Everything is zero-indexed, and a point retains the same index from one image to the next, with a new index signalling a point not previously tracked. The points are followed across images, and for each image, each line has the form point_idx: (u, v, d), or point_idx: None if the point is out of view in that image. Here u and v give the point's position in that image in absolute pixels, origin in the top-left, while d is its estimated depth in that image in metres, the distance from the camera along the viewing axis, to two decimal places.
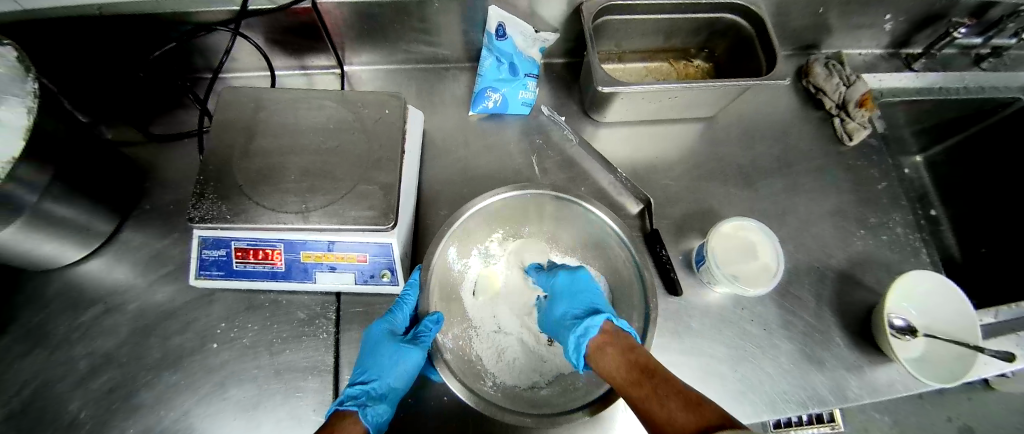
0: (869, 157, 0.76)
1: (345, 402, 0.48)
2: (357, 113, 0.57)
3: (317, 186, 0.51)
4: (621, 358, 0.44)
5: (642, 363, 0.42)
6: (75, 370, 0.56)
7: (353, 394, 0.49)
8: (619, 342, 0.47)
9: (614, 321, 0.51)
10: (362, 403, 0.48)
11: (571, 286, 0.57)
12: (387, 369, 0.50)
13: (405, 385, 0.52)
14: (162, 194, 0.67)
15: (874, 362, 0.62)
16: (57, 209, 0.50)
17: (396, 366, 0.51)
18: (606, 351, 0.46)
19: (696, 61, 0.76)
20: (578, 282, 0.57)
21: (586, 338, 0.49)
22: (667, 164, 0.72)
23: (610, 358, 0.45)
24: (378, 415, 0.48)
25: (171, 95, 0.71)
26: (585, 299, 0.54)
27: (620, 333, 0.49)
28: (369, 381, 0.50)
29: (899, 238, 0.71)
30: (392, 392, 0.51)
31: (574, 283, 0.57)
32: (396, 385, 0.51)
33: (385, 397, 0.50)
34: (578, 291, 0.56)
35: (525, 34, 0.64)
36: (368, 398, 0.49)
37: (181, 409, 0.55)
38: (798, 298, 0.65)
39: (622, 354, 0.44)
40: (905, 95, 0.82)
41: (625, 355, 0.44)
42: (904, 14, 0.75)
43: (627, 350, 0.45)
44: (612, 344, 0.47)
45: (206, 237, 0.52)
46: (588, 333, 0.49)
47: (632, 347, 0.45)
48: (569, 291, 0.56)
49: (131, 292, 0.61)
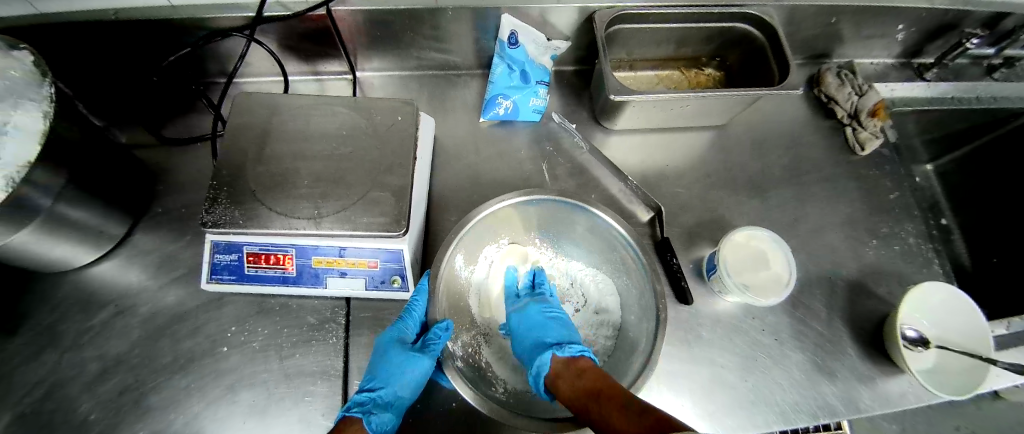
0: (880, 166, 0.76)
1: (352, 408, 0.48)
2: (370, 119, 0.57)
3: (330, 192, 0.51)
4: (571, 384, 0.45)
5: (589, 385, 0.43)
6: (85, 373, 0.56)
7: (360, 400, 0.49)
8: (570, 369, 0.48)
9: (561, 351, 0.50)
10: (367, 410, 0.48)
11: (526, 324, 0.57)
12: (394, 378, 0.50)
13: (412, 394, 0.51)
14: (173, 197, 0.67)
15: (886, 373, 0.61)
16: (71, 212, 0.50)
17: (404, 375, 0.50)
18: (559, 379, 0.47)
19: (707, 70, 0.76)
20: (529, 317, 0.57)
21: (541, 377, 0.50)
22: (678, 171, 0.72)
23: (563, 386, 0.45)
24: (382, 423, 0.48)
25: (184, 100, 0.71)
26: (535, 335, 0.54)
27: (569, 362, 0.49)
28: (376, 388, 0.50)
29: (911, 249, 0.70)
30: (398, 400, 0.51)
31: (526, 319, 0.57)
32: (404, 394, 0.50)
33: (392, 405, 0.50)
34: (530, 327, 0.56)
35: (537, 42, 0.65)
36: (374, 406, 0.49)
37: (190, 413, 0.55)
38: (809, 308, 0.64)
39: (571, 381, 0.45)
40: (916, 104, 0.81)
41: (574, 381, 0.45)
42: (917, 24, 0.75)
43: (575, 376, 0.46)
44: (563, 373, 0.48)
45: (219, 242, 0.52)
46: (541, 371, 0.50)
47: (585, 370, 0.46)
48: (524, 328, 0.56)
49: (142, 295, 0.61)
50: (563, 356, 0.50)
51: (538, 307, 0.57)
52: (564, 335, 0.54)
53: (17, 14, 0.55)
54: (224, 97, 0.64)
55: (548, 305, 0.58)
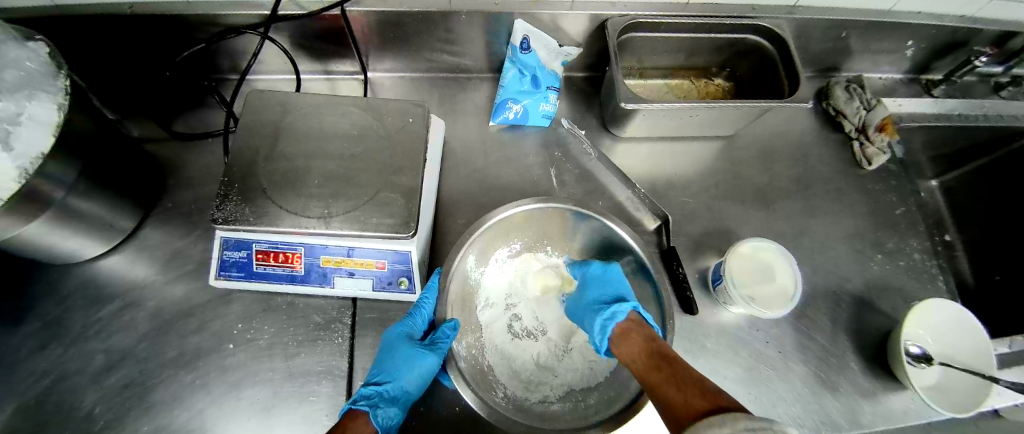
0: (887, 181, 0.76)
1: (358, 402, 0.48)
2: (381, 120, 0.57)
3: (340, 192, 0.51)
4: (643, 344, 0.47)
5: (661, 350, 0.45)
6: (91, 365, 0.56)
7: (366, 393, 0.49)
8: (645, 329, 0.50)
9: (639, 312, 0.53)
10: (374, 404, 0.48)
11: (603, 277, 0.59)
12: (402, 371, 0.50)
13: (419, 390, 0.52)
14: (182, 192, 0.67)
15: (889, 389, 0.61)
16: (83, 205, 0.50)
17: (410, 370, 0.50)
18: (632, 335, 0.50)
19: (716, 80, 0.76)
20: (612, 271, 0.59)
21: (612, 323, 0.52)
22: (686, 181, 0.72)
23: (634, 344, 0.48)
24: (389, 418, 0.48)
25: (195, 95, 0.72)
26: (614, 289, 0.57)
27: (644, 324, 0.52)
28: (383, 382, 0.50)
29: (916, 264, 0.71)
30: (405, 395, 0.51)
31: (606, 273, 0.59)
32: (410, 388, 0.51)
33: (398, 400, 0.50)
34: (609, 279, 0.58)
35: (547, 47, 0.66)
36: (380, 400, 0.49)
37: (194, 409, 0.55)
38: (814, 321, 0.64)
39: (644, 341, 0.48)
40: (923, 120, 0.81)
41: (649, 340, 0.47)
42: (926, 40, 0.75)
43: (649, 337, 0.48)
44: (636, 331, 0.50)
45: (228, 239, 0.52)
46: (614, 318, 0.52)
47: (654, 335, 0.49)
48: (600, 279, 0.58)
49: (149, 289, 0.61)
50: (641, 316, 0.53)
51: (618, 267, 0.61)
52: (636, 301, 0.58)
53: (37, 7, 0.56)
54: (237, 94, 0.65)
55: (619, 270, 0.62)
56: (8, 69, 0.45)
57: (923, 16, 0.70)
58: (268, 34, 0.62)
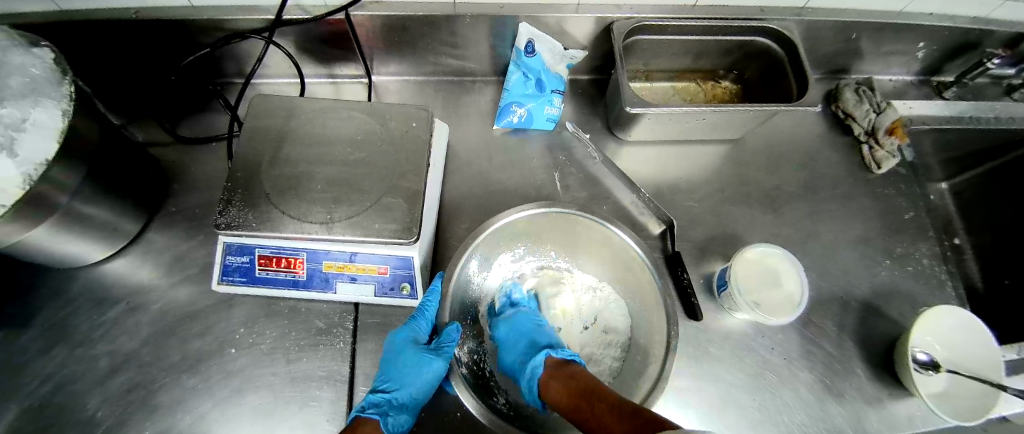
0: (896, 185, 0.75)
1: (367, 409, 0.48)
2: (385, 124, 0.57)
3: (343, 197, 0.51)
4: (563, 388, 0.47)
5: (579, 386, 0.46)
6: (95, 368, 0.57)
7: (375, 401, 0.49)
8: (560, 372, 0.49)
9: (555, 354, 0.53)
10: (384, 412, 0.48)
11: (515, 330, 0.58)
12: (410, 378, 0.50)
13: (426, 394, 0.52)
14: (185, 196, 0.68)
15: (895, 396, 0.61)
16: (87, 209, 0.50)
17: (418, 377, 0.51)
18: (551, 384, 0.49)
19: (723, 82, 0.75)
20: (519, 324, 0.58)
21: (535, 379, 0.51)
22: (691, 185, 0.71)
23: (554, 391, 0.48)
24: (398, 424, 0.49)
25: (199, 99, 0.72)
26: (526, 340, 0.56)
27: (564, 363, 0.51)
28: (391, 390, 0.50)
29: (925, 269, 0.70)
30: (413, 401, 0.51)
31: (518, 326, 0.58)
32: (418, 394, 0.51)
33: (406, 405, 0.51)
34: (521, 334, 0.57)
35: (553, 50, 0.64)
36: (390, 407, 0.49)
37: (196, 413, 0.55)
38: (820, 327, 0.64)
39: (561, 383, 0.48)
40: (934, 123, 0.79)
41: (564, 385, 0.47)
42: (938, 42, 0.74)
43: (569, 378, 0.48)
44: (553, 376, 0.50)
45: (231, 243, 0.52)
46: (536, 371, 0.51)
47: (573, 373, 0.49)
48: (512, 335, 0.57)
49: (153, 293, 0.62)
50: (557, 357, 0.52)
51: (525, 314, 0.60)
52: (553, 339, 0.57)
53: (43, 11, 0.56)
54: (241, 98, 0.65)
55: (529, 313, 0.61)
56: (13, 75, 0.45)
57: (935, 17, 0.69)
58: (273, 38, 0.62)
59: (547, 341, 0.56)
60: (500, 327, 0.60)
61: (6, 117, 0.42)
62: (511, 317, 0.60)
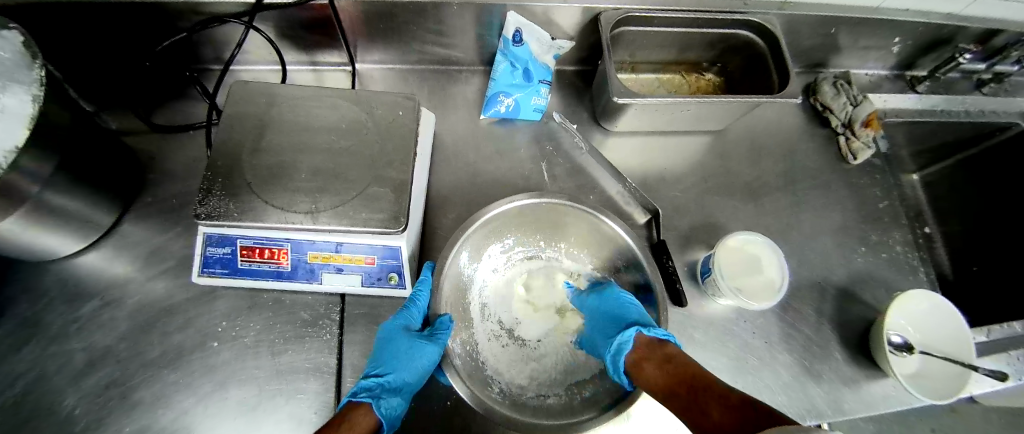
0: (872, 175, 0.78)
1: (358, 394, 0.47)
2: (370, 113, 0.56)
3: (328, 187, 0.50)
4: (659, 368, 0.45)
5: (680, 372, 0.44)
6: (71, 365, 0.55)
7: (367, 385, 0.48)
8: (656, 355, 0.48)
9: (647, 332, 0.50)
10: (376, 395, 0.47)
11: (608, 302, 0.57)
12: (404, 363, 0.49)
13: (420, 380, 0.51)
14: (164, 186, 0.66)
15: (871, 377, 0.63)
16: (58, 201, 0.48)
17: (412, 362, 0.50)
18: (645, 364, 0.47)
19: (707, 74, 0.76)
20: (611, 297, 0.57)
21: (623, 354, 0.50)
22: (676, 175, 0.72)
23: (648, 369, 0.46)
24: (391, 407, 0.47)
25: (176, 86, 0.70)
26: (618, 313, 0.54)
27: (659, 344, 0.49)
28: (384, 374, 0.49)
29: (898, 257, 0.72)
30: (406, 386, 0.50)
31: (609, 301, 0.57)
32: (411, 379, 0.50)
33: (400, 390, 0.49)
34: (610, 309, 0.56)
35: (541, 40, 0.65)
36: (383, 391, 0.48)
37: (179, 408, 0.54)
38: (799, 313, 0.66)
39: (658, 364, 0.46)
40: (907, 115, 0.83)
41: (662, 370, 0.45)
42: (912, 37, 0.76)
43: (665, 361, 0.46)
44: (650, 357, 0.48)
45: (211, 234, 0.51)
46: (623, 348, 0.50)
47: (669, 356, 0.46)
48: (603, 307, 0.57)
49: (131, 286, 0.60)
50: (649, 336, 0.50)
51: (616, 291, 0.58)
52: (645, 318, 0.54)
53: None
54: (220, 85, 0.63)
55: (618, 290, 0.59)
56: None
57: (910, 13, 0.71)
58: (254, 23, 0.60)
59: (639, 318, 0.53)
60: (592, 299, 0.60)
61: None
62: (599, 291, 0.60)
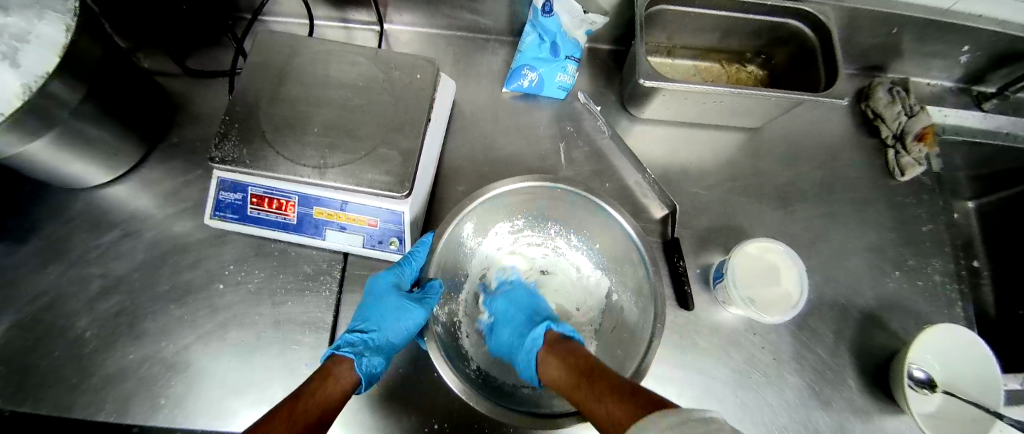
0: (919, 195, 0.72)
1: (343, 348, 0.47)
2: (389, 74, 0.55)
3: (338, 144, 0.49)
4: (563, 362, 0.45)
5: (579, 362, 0.43)
6: (87, 290, 0.58)
7: (351, 340, 0.48)
8: (560, 347, 0.48)
9: (556, 327, 0.52)
10: (360, 352, 0.47)
11: (517, 304, 0.58)
12: (388, 321, 0.49)
13: (404, 341, 0.51)
14: (189, 130, 0.67)
15: (884, 409, 0.59)
16: (86, 131, 0.50)
17: (398, 321, 0.49)
18: (552, 357, 0.48)
19: (750, 66, 0.71)
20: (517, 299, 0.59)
21: (534, 349, 0.50)
22: (702, 171, 0.68)
23: (553, 364, 0.46)
24: (373, 366, 0.47)
25: (208, 32, 0.71)
26: (525, 313, 0.56)
27: (563, 340, 0.50)
28: (369, 330, 0.49)
29: (934, 286, 0.67)
30: (390, 345, 0.50)
31: (518, 300, 0.59)
32: (395, 339, 0.50)
33: (383, 350, 0.49)
34: (518, 309, 0.57)
35: (572, 13, 0.61)
36: (366, 348, 0.48)
37: (181, 343, 0.55)
38: (816, 332, 0.62)
39: (562, 359, 0.46)
40: (968, 135, 0.76)
41: (563, 361, 0.45)
42: (985, 48, 0.69)
43: (568, 353, 0.46)
44: (555, 352, 0.48)
45: (225, 179, 0.51)
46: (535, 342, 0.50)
47: (572, 350, 0.47)
48: (513, 309, 0.57)
49: (149, 221, 0.62)
50: (556, 332, 0.52)
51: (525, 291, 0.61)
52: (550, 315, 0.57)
53: None
54: (248, 32, 0.64)
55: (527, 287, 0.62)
56: None
57: (983, 20, 0.64)
58: None
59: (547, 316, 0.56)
60: (501, 300, 0.60)
61: (13, 28, 0.42)
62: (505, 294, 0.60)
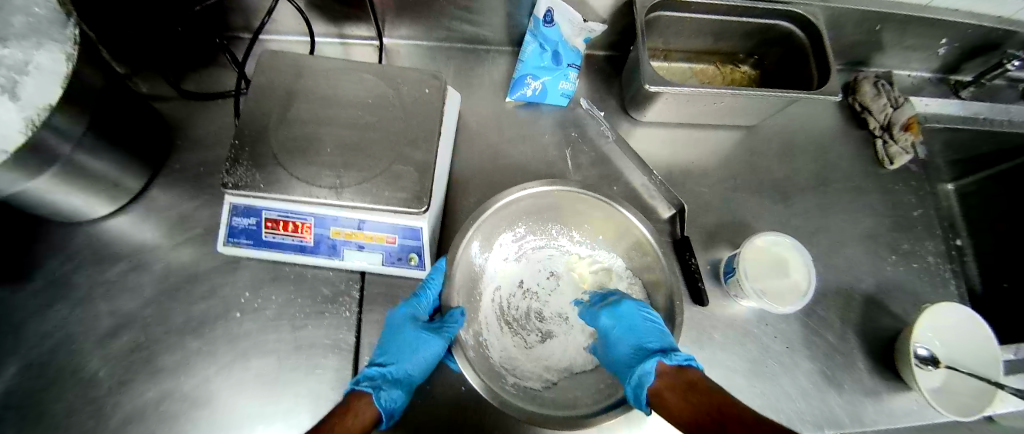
0: (908, 182, 0.75)
1: (361, 382, 0.47)
2: (397, 90, 0.55)
3: (352, 162, 0.49)
4: (682, 397, 0.42)
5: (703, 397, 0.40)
6: (96, 328, 0.56)
7: (370, 374, 0.48)
8: (679, 382, 0.44)
9: (670, 360, 0.47)
10: (378, 386, 0.47)
11: (623, 322, 0.52)
12: (407, 354, 0.49)
13: (423, 372, 0.51)
14: (190, 155, 0.66)
15: (893, 389, 0.61)
16: (88, 162, 0.48)
17: (416, 353, 0.50)
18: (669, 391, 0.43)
19: (742, 67, 0.74)
20: (628, 318, 0.53)
21: (643, 387, 0.46)
22: (704, 169, 0.70)
23: (670, 397, 0.42)
24: (393, 400, 0.47)
25: (204, 54, 0.70)
26: (635, 337, 0.50)
27: (680, 374, 0.46)
28: (387, 364, 0.49)
29: (929, 267, 0.70)
30: (409, 378, 0.49)
31: (625, 317, 0.53)
32: (414, 371, 0.50)
33: (402, 382, 0.49)
34: (625, 329, 0.52)
35: (573, 22, 0.61)
36: (384, 382, 0.48)
37: (199, 376, 0.54)
38: (823, 319, 0.64)
39: (681, 394, 0.42)
40: (948, 121, 0.79)
41: (684, 396, 0.42)
42: (961, 40, 0.73)
43: (687, 390, 0.42)
44: (672, 388, 0.44)
45: (237, 205, 0.51)
46: (644, 380, 0.46)
47: (693, 385, 0.43)
48: (620, 327, 0.52)
49: (155, 252, 0.60)
50: (671, 365, 0.47)
51: (632, 305, 0.54)
52: (663, 340, 0.51)
53: None
54: (248, 53, 0.63)
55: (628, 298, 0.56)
56: (15, 14, 0.42)
57: (960, 14, 0.68)
58: None
59: (658, 342, 0.50)
60: (603, 316, 0.55)
61: (8, 58, 0.40)
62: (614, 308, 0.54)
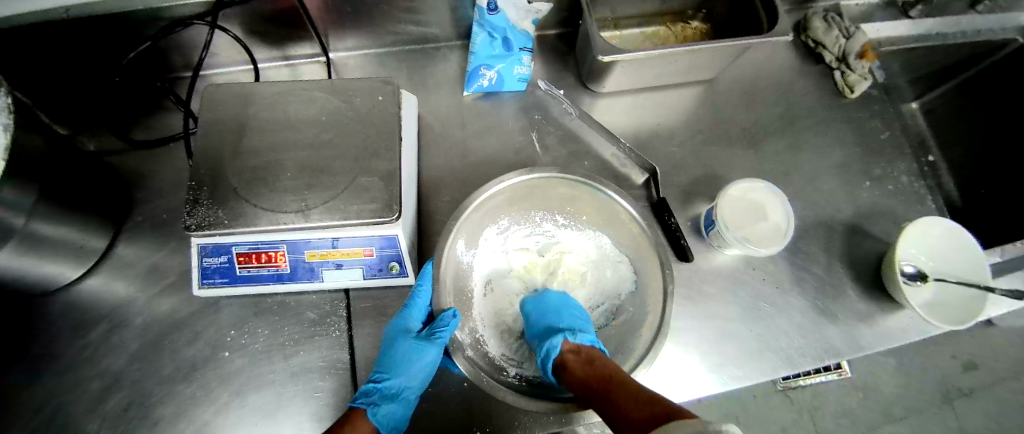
0: (871, 108, 0.76)
1: (359, 398, 0.48)
2: (350, 102, 0.54)
3: (316, 182, 0.48)
4: (582, 369, 0.43)
5: (602, 371, 0.41)
6: (86, 392, 0.55)
7: (367, 390, 0.49)
8: (580, 356, 0.46)
9: (577, 338, 0.48)
10: (374, 401, 0.48)
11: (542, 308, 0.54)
12: (400, 368, 0.48)
13: (422, 382, 0.50)
14: (153, 204, 0.65)
15: (885, 309, 0.62)
16: (46, 228, 0.47)
17: (410, 365, 0.49)
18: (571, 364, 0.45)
19: (693, 22, 0.74)
20: (548, 304, 0.55)
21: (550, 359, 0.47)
22: (671, 130, 0.71)
23: (571, 370, 0.44)
24: (389, 413, 0.48)
25: (151, 99, 0.68)
26: (549, 319, 0.52)
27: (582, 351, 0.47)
28: (382, 379, 0.49)
29: (904, 187, 0.71)
30: (406, 390, 0.49)
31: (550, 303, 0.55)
32: (411, 384, 0.49)
33: (400, 395, 0.49)
34: (544, 313, 0.53)
35: (516, 6, 0.61)
36: (380, 397, 0.48)
37: (199, 421, 0.54)
38: (809, 255, 0.65)
39: (582, 367, 0.43)
40: (901, 43, 0.80)
41: (584, 368, 0.43)
42: None
43: (590, 362, 0.44)
44: (574, 361, 0.45)
45: (205, 245, 0.49)
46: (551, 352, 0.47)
47: (593, 361, 0.44)
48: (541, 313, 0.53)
49: (135, 306, 0.59)
50: (575, 342, 0.48)
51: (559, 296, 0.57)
52: (574, 323, 0.52)
53: None
54: (192, 91, 0.61)
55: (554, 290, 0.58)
56: None
57: None
58: (218, 23, 0.59)
59: (569, 323, 0.51)
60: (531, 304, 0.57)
61: None
62: (540, 297, 0.57)
